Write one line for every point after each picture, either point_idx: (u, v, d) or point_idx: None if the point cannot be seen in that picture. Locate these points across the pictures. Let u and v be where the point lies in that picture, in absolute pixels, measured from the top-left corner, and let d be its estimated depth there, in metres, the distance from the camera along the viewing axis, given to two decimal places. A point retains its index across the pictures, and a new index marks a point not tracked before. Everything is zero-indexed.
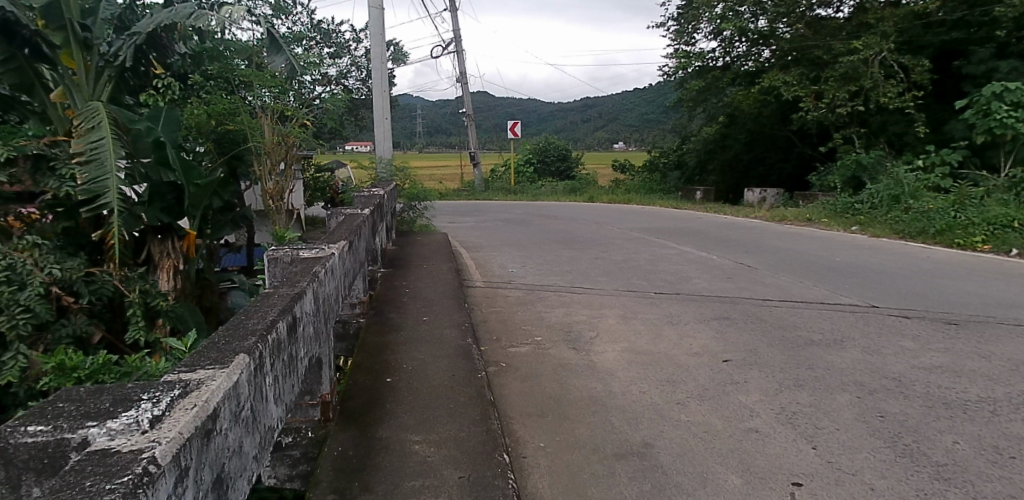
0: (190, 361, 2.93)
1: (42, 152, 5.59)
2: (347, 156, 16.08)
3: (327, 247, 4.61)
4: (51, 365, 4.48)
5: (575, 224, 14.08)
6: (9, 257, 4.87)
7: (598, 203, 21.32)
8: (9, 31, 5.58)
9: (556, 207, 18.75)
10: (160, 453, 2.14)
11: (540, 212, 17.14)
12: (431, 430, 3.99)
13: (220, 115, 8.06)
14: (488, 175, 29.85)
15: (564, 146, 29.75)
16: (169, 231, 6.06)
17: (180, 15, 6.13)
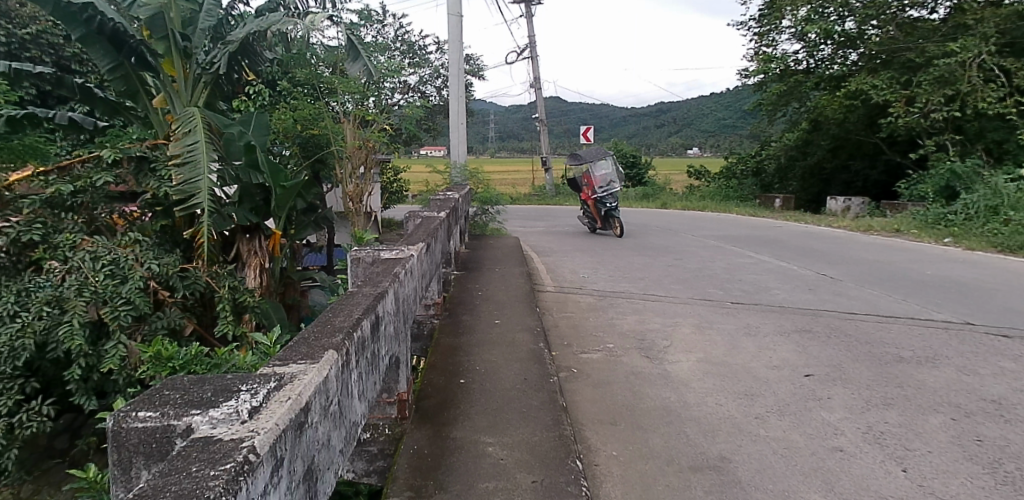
0: (283, 355, 3.07)
1: (145, 154, 5.87)
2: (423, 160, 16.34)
3: (406, 248, 4.74)
4: (148, 354, 4.78)
5: (649, 230, 13.90)
6: (114, 253, 5.28)
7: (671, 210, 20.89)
8: (118, 41, 5.97)
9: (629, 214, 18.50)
10: (259, 442, 2.25)
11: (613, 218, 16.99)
12: (505, 433, 4.01)
13: (306, 120, 8.35)
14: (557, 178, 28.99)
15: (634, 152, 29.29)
16: (257, 230, 6.33)
17: (269, 22, 6.31)
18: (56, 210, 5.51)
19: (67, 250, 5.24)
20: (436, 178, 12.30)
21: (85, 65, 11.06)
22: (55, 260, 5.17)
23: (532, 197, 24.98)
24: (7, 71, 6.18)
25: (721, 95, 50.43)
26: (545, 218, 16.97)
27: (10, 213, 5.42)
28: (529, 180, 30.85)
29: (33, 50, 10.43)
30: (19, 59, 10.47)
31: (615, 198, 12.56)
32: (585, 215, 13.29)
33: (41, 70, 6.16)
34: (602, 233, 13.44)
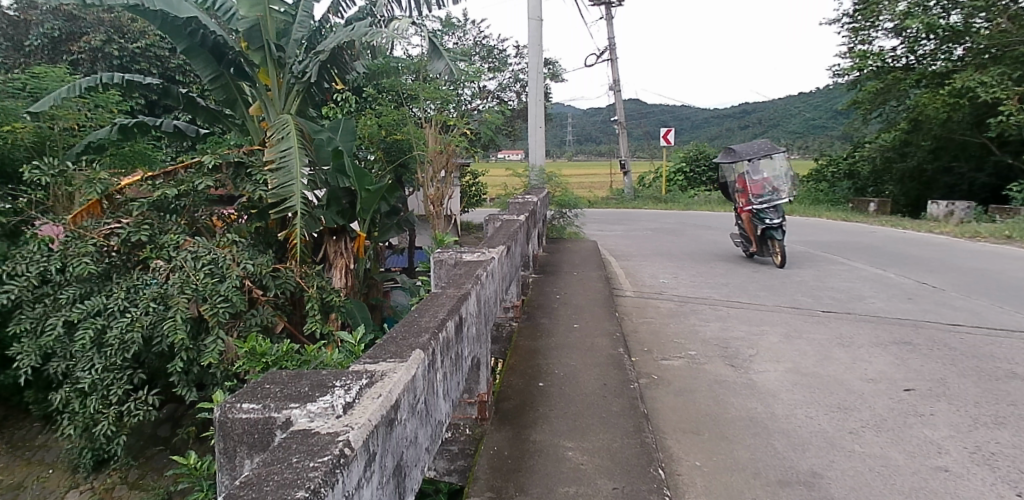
0: (373, 353, 3.16)
1: (242, 160, 6.19)
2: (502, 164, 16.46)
3: (488, 251, 4.79)
4: (244, 350, 5.03)
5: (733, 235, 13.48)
6: (213, 253, 5.57)
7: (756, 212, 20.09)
8: (218, 53, 6.32)
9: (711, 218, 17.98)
10: (354, 437, 2.33)
11: (694, 222, 16.58)
12: (584, 437, 3.98)
13: (389, 125, 8.61)
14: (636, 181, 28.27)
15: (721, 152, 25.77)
16: (343, 232, 6.55)
17: (358, 34, 6.32)
18: (162, 212, 5.90)
19: (171, 250, 5.58)
20: (515, 181, 12.36)
21: (188, 76, 11.77)
22: (161, 259, 5.52)
23: (609, 199, 24.59)
24: (120, 83, 6.64)
25: (811, 94, 48.17)
26: (624, 223, 16.75)
27: (122, 215, 5.85)
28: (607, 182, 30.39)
29: (142, 63, 11.20)
30: (130, 71, 11.26)
31: (779, 213, 9.20)
32: (741, 233, 10.05)
33: (150, 82, 6.59)
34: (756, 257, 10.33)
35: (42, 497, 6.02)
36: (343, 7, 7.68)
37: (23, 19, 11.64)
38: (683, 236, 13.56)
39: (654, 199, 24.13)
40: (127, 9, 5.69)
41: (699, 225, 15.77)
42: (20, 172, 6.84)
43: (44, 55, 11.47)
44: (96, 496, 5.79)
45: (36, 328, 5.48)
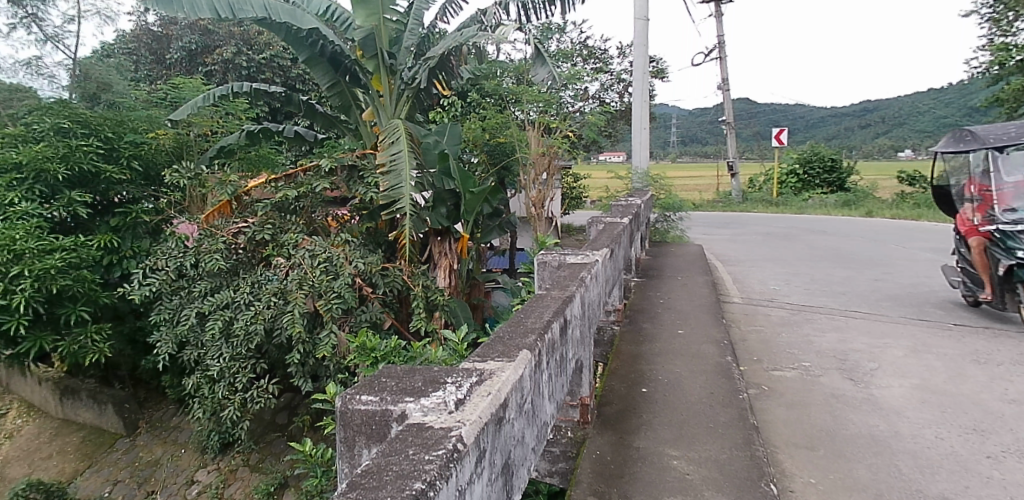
0: (482, 352, 3.21)
1: (355, 163, 6.47)
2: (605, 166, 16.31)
3: (591, 254, 4.76)
4: (355, 345, 5.27)
5: (851, 241, 12.69)
6: (328, 252, 5.87)
7: (876, 217, 18.79)
8: (336, 62, 6.63)
9: (827, 223, 16.95)
10: (465, 433, 2.40)
11: (808, 227, 15.73)
12: (690, 447, 3.86)
13: (493, 128, 8.78)
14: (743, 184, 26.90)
15: (836, 154, 23.65)
16: (447, 233, 6.73)
17: (464, 37, 6.37)
18: (283, 213, 6.31)
19: (290, 248, 5.95)
20: (618, 183, 12.23)
21: (307, 84, 12.51)
22: (282, 257, 5.91)
23: (714, 203, 23.77)
24: (247, 92, 7.17)
25: (941, 90, 44.36)
26: (730, 227, 16.16)
27: (248, 215, 6.31)
28: (713, 185, 29.29)
29: (267, 72, 12.01)
30: (256, 81, 12.11)
31: None
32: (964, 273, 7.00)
33: (275, 91, 7.03)
34: (894, 268, 9.30)
35: (176, 474, 6.55)
36: (450, 14, 7.90)
37: (165, 34, 12.78)
38: (795, 241, 12.91)
39: (765, 202, 22.96)
40: (256, 21, 6.09)
41: (814, 230, 14.96)
42: (162, 175, 7.53)
43: (183, 67, 12.55)
44: (221, 475, 6.24)
45: (173, 318, 6.01)
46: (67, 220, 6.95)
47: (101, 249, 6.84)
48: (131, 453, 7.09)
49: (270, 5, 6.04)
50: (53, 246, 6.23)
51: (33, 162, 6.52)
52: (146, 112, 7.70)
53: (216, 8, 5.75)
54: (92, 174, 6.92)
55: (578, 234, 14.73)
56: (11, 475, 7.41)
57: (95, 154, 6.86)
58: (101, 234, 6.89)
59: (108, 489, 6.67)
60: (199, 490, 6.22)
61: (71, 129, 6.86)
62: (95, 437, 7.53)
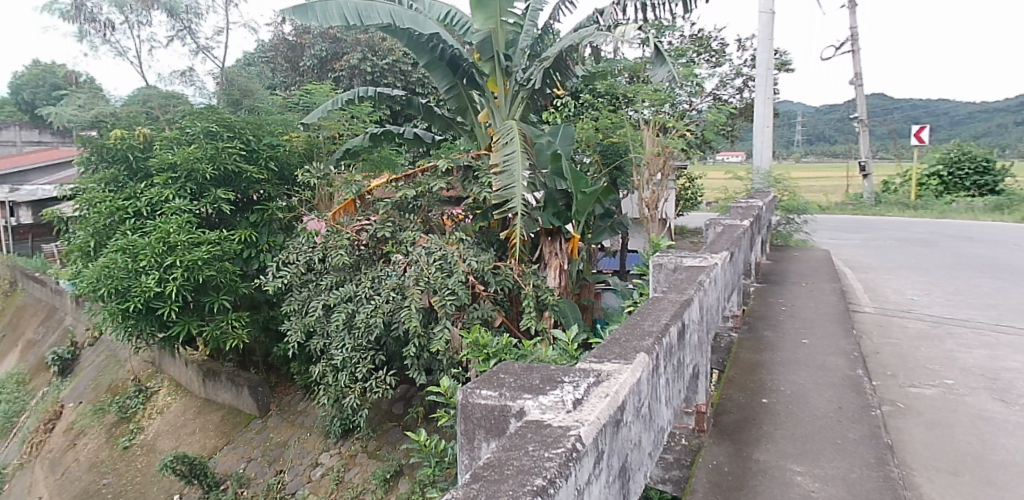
0: (598, 353, 3.18)
1: (471, 164, 6.56)
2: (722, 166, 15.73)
3: (710, 256, 4.60)
4: (469, 341, 5.41)
5: (1006, 249, 11.45)
6: (444, 250, 6.05)
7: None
8: (454, 65, 6.80)
9: (975, 228, 15.38)
10: (584, 433, 2.40)
11: (952, 233, 14.34)
12: (816, 463, 3.63)
13: (607, 128, 8.67)
14: (876, 186, 24.96)
15: (988, 153, 21.37)
16: (558, 233, 6.72)
17: (582, 36, 6.41)
18: (402, 211, 6.63)
19: (408, 245, 6.21)
20: (738, 183, 11.71)
21: (426, 88, 12.95)
22: (400, 253, 6.20)
23: (842, 206, 22.23)
24: (372, 96, 7.53)
25: None
26: (860, 232, 15.08)
27: (370, 213, 6.66)
28: (841, 187, 27.38)
29: (389, 77, 12.54)
30: (379, 85, 12.68)
31: None
32: None
33: (397, 94, 7.30)
34: None
35: (302, 455, 6.97)
36: (563, 14, 7.90)
37: (298, 43, 13.69)
38: (937, 247, 11.83)
39: (901, 205, 21.17)
40: (382, 27, 6.41)
41: (960, 236, 13.62)
42: (295, 175, 8.06)
43: (314, 73, 13.38)
44: (343, 459, 6.60)
45: (302, 309, 6.44)
46: (213, 215, 7.64)
47: (242, 243, 7.43)
48: (263, 434, 7.62)
49: (394, 12, 6.33)
50: (201, 239, 6.86)
51: (187, 163, 7.21)
52: (282, 116, 8.30)
53: (346, 16, 6.12)
54: (235, 174, 7.55)
55: (692, 237, 14.27)
56: (161, 447, 8.20)
57: (238, 156, 7.51)
58: (242, 229, 7.50)
59: (243, 466, 7.24)
60: (322, 472, 6.61)
61: (218, 132, 7.54)
62: (232, 417, 8.19)
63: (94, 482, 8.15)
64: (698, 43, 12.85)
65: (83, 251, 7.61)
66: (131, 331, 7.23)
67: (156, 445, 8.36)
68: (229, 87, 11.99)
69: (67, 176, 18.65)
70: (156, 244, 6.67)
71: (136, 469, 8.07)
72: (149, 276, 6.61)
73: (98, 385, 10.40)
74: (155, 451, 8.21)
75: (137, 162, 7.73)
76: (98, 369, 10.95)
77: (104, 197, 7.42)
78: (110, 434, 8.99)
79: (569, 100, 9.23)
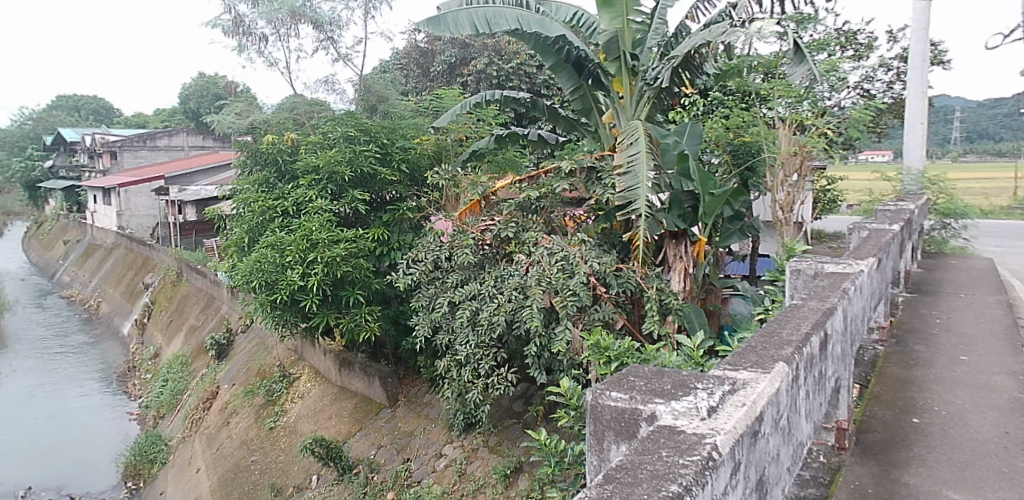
0: (732, 360, 3.07)
1: (594, 165, 6.51)
2: (866, 165, 14.61)
3: (855, 263, 4.29)
4: (590, 343, 5.39)
5: None
6: (565, 250, 6.07)
7: None
8: (580, 66, 6.81)
9: None
10: (721, 441, 2.32)
11: None
12: (978, 492, 3.27)
13: (738, 127, 8.29)
14: None
15: None
16: (684, 236, 6.53)
17: (714, 33, 6.14)
18: (525, 212, 6.71)
19: (531, 246, 6.30)
20: (885, 186, 10.81)
21: (550, 89, 13.06)
22: (523, 253, 6.29)
23: (1011, 211, 19.83)
24: (498, 100, 7.68)
25: None
26: None
27: (494, 214, 6.82)
28: (1009, 189, 24.47)
29: (514, 80, 12.74)
30: (505, 88, 12.91)
31: None
32: None
33: (522, 97, 7.39)
34: None
35: (427, 445, 7.24)
36: (701, 14, 7.68)
37: (431, 49, 14.29)
38: None
39: None
40: (509, 33, 6.58)
41: None
42: (425, 177, 8.38)
43: (444, 78, 13.91)
44: (465, 452, 6.80)
45: (429, 305, 6.72)
46: (350, 215, 8.14)
47: (375, 241, 7.86)
48: (391, 423, 7.99)
49: (522, 16, 6.47)
50: (339, 236, 7.33)
51: (329, 165, 7.77)
52: (413, 121, 8.69)
53: (476, 24, 6.40)
54: (370, 175, 8.00)
55: (830, 242, 13.35)
56: (302, 430, 8.86)
57: (374, 158, 7.96)
58: (375, 228, 7.94)
59: (373, 452, 7.64)
60: (446, 463, 6.84)
61: (356, 136, 8.05)
62: (364, 405, 8.67)
63: (244, 458, 8.94)
64: (840, 35, 11.99)
65: (238, 247, 8.38)
66: (278, 320, 7.86)
67: (297, 428, 9.04)
68: (366, 93, 12.71)
69: (227, 178, 20.65)
70: (300, 241, 7.22)
71: (280, 448, 8.76)
72: (294, 271, 7.17)
73: (248, 369, 11.38)
74: (296, 433, 8.87)
75: (285, 165, 8.39)
76: (249, 355, 11.97)
77: (257, 197, 8.13)
78: (258, 415, 9.80)
79: (698, 98, 8.95)
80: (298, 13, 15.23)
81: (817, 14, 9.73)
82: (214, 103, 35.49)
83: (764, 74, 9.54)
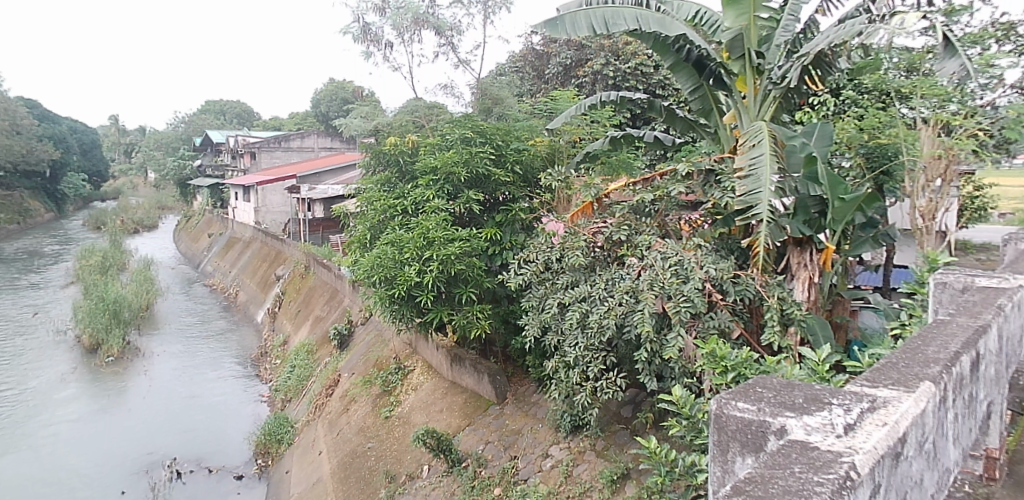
0: (871, 376, 2.86)
1: (713, 167, 6.33)
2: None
3: (1011, 277, 3.89)
4: (704, 351, 5.21)
5: None
6: (681, 255, 5.91)
7: None
8: (701, 66, 6.65)
9: None
10: (860, 461, 2.18)
11: None
12: None
13: (874, 128, 7.74)
14: None
15: None
16: (809, 243, 6.14)
17: (851, 31, 5.81)
18: (638, 215, 6.61)
19: (644, 249, 6.19)
20: None
21: (667, 89, 12.80)
22: (635, 257, 6.20)
23: None
24: (614, 101, 7.62)
25: None
26: None
27: (607, 216, 6.75)
28: None
29: (631, 80, 12.59)
30: (621, 89, 12.80)
31: None
32: None
33: (638, 98, 7.29)
34: None
35: (534, 444, 7.30)
36: (833, 8, 7.25)
37: (546, 52, 14.43)
38: None
39: None
40: (628, 33, 6.53)
41: None
42: (538, 178, 8.44)
43: (559, 80, 13.98)
44: (572, 454, 6.78)
45: (539, 305, 6.78)
46: (465, 214, 8.36)
47: (488, 240, 8.04)
48: (499, 420, 8.12)
49: (641, 16, 6.39)
50: (453, 235, 7.55)
51: (446, 166, 8.02)
52: (528, 123, 8.80)
53: (594, 26, 6.40)
54: (485, 176, 8.17)
55: (978, 254, 12.13)
56: (415, 421, 9.20)
57: (489, 160, 8.13)
58: (488, 227, 8.11)
59: (482, 448, 7.81)
60: (552, 463, 6.86)
61: (472, 138, 8.26)
62: (473, 400, 8.85)
63: (361, 445, 9.39)
64: (996, 27, 10.91)
65: (360, 243, 8.81)
66: (395, 314, 8.20)
67: (410, 418, 9.39)
68: (483, 96, 12.99)
69: (351, 177, 21.85)
70: (418, 239, 7.53)
71: (394, 437, 9.14)
72: (411, 267, 7.46)
73: (367, 360, 11.96)
74: (409, 423, 9.23)
75: (405, 166, 8.75)
76: (368, 346, 12.56)
77: (379, 197, 8.53)
78: (375, 404, 10.27)
79: (829, 98, 8.44)
80: (422, 20, 15.82)
81: (970, 5, 8.89)
82: (343, 107, 37.76)
83: (904, 70, 8.87)
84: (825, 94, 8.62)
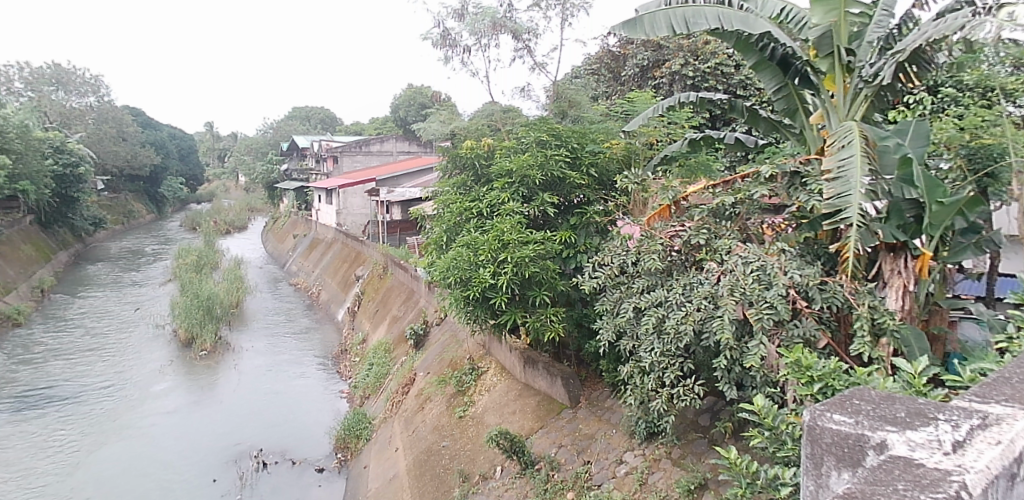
0: (982, 391, 2.68)
1: (798, 170, 6.10)
2: None
3: None
4: (789, 360, 5.00)
5: None
6: (763, 261, 5.72)
7: None
8: (786, 64, 6.43)
9: None
10: (971, 481, 2.05)
11: None
12: None
13: (976, 127, 7.26)
14: None
15: None
16: (903, 249, 5.80)
17: (950, 24, 5.47)
18: (718, 218, 6.45)
19: (723, 254, 6.02)
20: None
21: (749, 90, 12.46)
22: (715, 261, 6.04)
23: None
24: (693, 102, 7.47)
25: None
26: None
27: (685, 219, 6.63)
28: None
29: (711, 80, 12.34)
30: (700, 89, 12.56)
31: None
32: None
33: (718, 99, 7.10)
34: None
35: (608, 450, 7.23)
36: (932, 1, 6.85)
37: (622, 53, 14.32)
38: None
39: None
40: (710, 32, 6.39)
41: None
42: (614, 181, 8.37)
43: (636, 81, 13.83)
44: (647, 461, 6.67)
45: (613, 309, 6.71)
46: (539, 217, 8.37)
47: (562, 243, 8.04)
48: (572, 423, 8.09)
49: (724, 14, 6.24)
50: (528, 238, 7.58)
51: (521, 169, 8.09)
52: (604, 125, 8.76)
53: (673, 25, 6.30)
54: (560, 179, 8.18)
55: None
56: (488, 421, 9.28)
57: (564, 162, 8.12)
58: (562, 230, 8.10)
59: (554, 451, 7.79)
60: (627, 470, 6.77)
61: (548, 141, 8.24)
62: (547, 403, 8.84)
63: (435, 443, 9.56)
64: None
65: (437, 245, 8.99)
66: (470, 315, 8.28)
67: (484, 418, 9.48)
68: (560, 98, 13.02)
69: (428, 180, 22.50)
70: (492, 242, 7.60)
71: (467, 436, 9.26)
72: (486, 269, 7.54)
73: (442, 359, 12.16)
74: (483, 423, 9.32)
75: (481, 169, 8.87)
76: (442, 346, 12.77)
77: (455, 199, 8.69)
78: (449, 404, 10.43)
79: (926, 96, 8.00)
80: (499, 24, 15.96)
81: None
82: (422, 112, 38.69)
83: (1011, 66, 8.30)
84: (921, 93, 8.18)
